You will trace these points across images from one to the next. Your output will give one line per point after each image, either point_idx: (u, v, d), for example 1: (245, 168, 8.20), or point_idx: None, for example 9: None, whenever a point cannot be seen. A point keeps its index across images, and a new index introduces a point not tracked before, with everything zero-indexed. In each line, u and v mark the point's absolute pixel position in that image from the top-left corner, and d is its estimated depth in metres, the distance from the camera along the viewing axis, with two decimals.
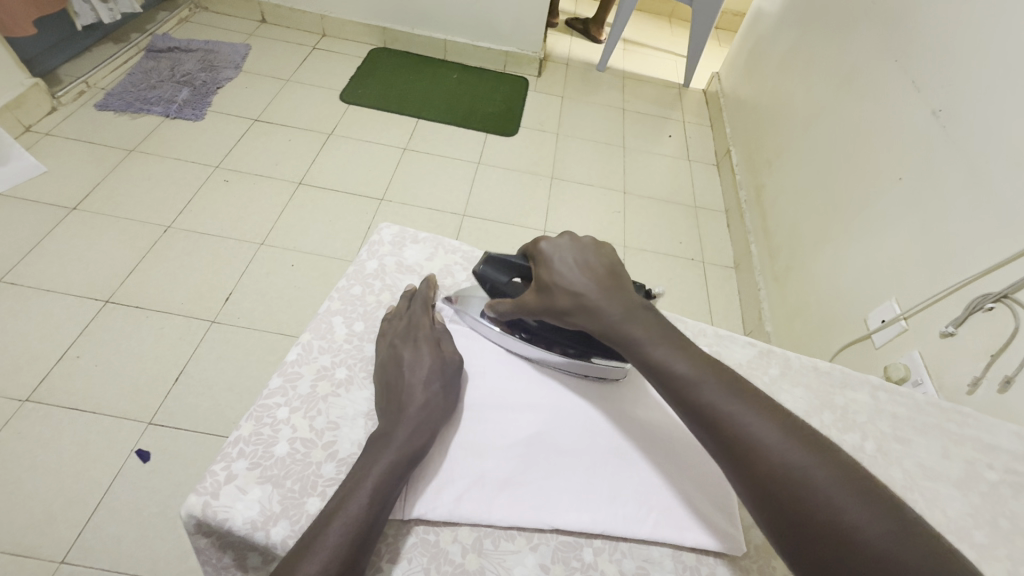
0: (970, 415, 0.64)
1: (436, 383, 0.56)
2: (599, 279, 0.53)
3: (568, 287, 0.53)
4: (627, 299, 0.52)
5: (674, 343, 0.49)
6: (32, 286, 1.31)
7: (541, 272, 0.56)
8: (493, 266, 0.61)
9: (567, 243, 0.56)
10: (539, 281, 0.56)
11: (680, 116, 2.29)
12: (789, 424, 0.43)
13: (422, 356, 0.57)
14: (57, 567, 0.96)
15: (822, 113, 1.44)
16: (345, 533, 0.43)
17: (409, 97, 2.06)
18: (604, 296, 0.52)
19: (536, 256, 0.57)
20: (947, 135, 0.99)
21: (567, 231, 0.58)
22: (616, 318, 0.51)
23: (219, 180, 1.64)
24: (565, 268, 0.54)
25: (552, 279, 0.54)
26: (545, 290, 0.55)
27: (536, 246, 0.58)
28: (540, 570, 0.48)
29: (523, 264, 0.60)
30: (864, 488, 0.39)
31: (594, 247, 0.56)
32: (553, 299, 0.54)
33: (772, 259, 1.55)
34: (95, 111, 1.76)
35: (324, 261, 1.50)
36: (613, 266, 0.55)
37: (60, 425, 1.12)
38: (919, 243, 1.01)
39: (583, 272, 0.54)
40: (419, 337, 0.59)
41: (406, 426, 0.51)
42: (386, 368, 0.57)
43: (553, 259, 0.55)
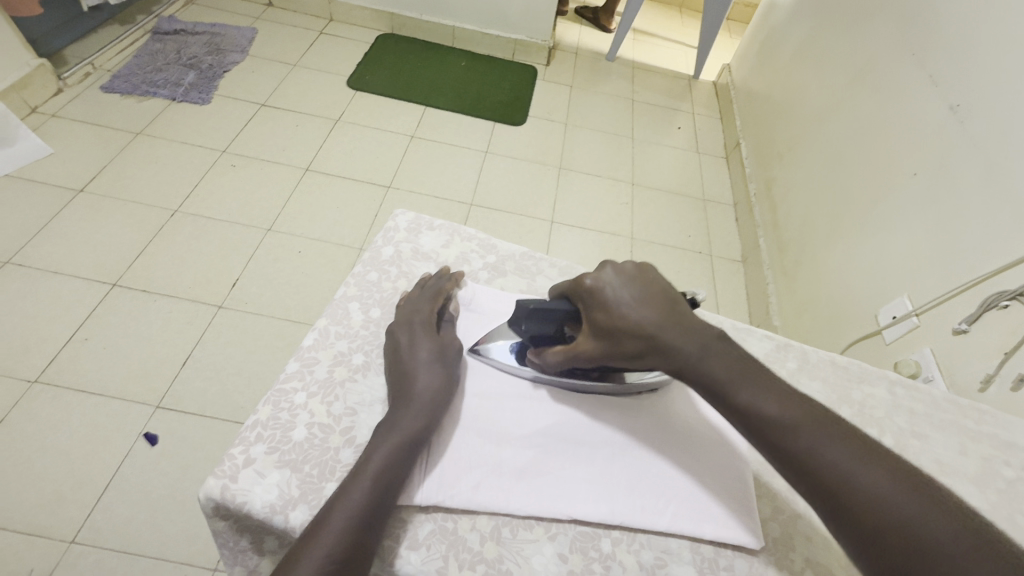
0: (987, 412, 0.64)
1: (435, 365, 0.55)
2: (659, 311, 0.49)
3: (635, 329, 0.48)
4: (690, 329, 0.48)
5: (712, 346, 0.47)
6: (40, 269, 1.31)
7: (597, 313, 0.50)
8: (535, 321, 0.56)
9: (614, 277, 0.52)
10: (597, 325, 0.50)
11: (689, 107, 2.27)
12: (893, 467, 0.40)
13: (421, 341, 0.56)
14: (67, 547, 0.97)
15: (836, 106, 1.42)
16: (348, 519, 0.43)
17: (417, 84, 2.04)
18: (666, 328, 0.48)
19: (583, 295, 0.53)
20: (964, 131, 0.97)
21: (607, 262, 0.54)
22: (694, 353, 0.46)
23: (226, 165, 1.63)
24: (624, 306, 0.49)
25: (616, 321, 0.49)
26: (610, 335, 0.49)
27: (579, 285, 0.53)
28: (558, 560, 0.48)
29: (567, 307, 0.55)
30: (908, 476, 0.39)
31: (643, 276, 0.52)
32: (620, 343, 0.49)
33: (782, 254, 1.54)
34: (101, 92, 1.74)
35: (332, 247, 1.50)
36: (668, 292, 0.51)
37: (68, 407, 1.12)
38: (934, 238, 1.00)
39: (642, 308, 0.49)
40: (419, 322, 0.58)
41: (414, 411, 0.51)
42: (388, 355, 0.57)
43: (608, 299, 0.50)
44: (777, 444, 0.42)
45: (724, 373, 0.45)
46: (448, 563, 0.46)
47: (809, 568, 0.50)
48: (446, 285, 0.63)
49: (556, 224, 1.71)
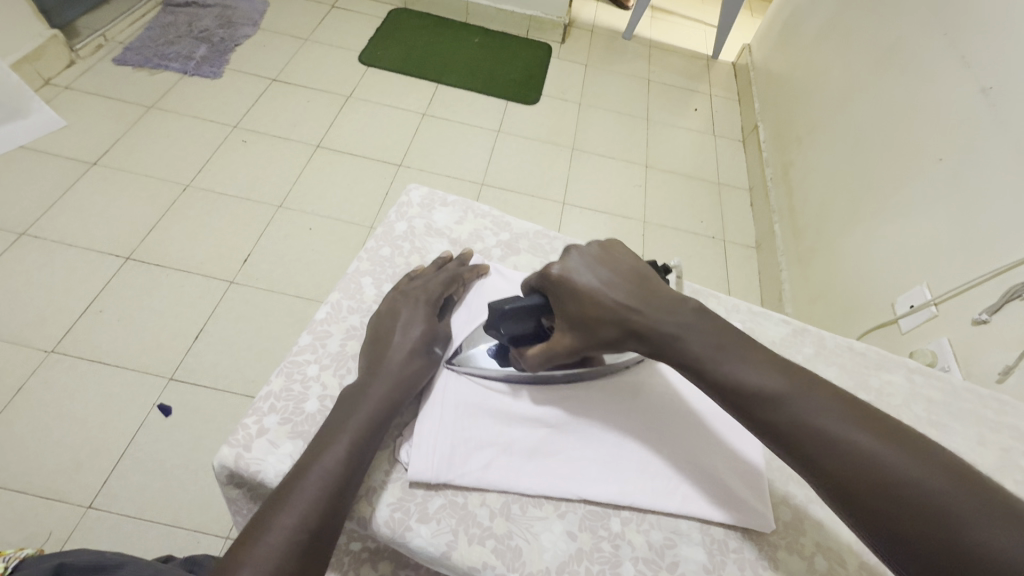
0: (1007, 403, 0.62)
1: (421, 351, 0.54)
2: (630, 291, 0.49)
3: (609, 314, 0.48)
4: (665, 303, 0.48)
5: (689, 321, 0.46)
6: (55, 241, 1.32)
7: (570, 306, 0.50)
8: (512, 321, 0.51)
9: (579, 265, 0.51)
10: (571, 319, 0.50)
11: (706, 89, 2.21)
12: (884, 429, 0.38)
13: (418, 318, 0.56)
14: (85, 512, 1.00)
15: (860, 87, 1.38)
16: (321, 486, 0.43)
17: (429, 60, 2.00)
18: (640, 307, 0.48)
19: (554, 289, 0.51)
20: (996, 114, 0.93)
21: (569, 249, 0.53)
22: (667, 331, 0.46)
23: (237, 140, 1.62)
24: (598, 294, 0.49)
25: (590, 312, 0.49)
26: (587, 325, 0.49)
27: (545, 277, 0.51)
28: (568, 538, 0.48)
29: (541, 304, 0.52)
30: (901, 436, 0.38)
31: (610, 260, 0.52)
32: (596, 332, 0.49)
33: (797, 240, 1.51)
34: (113, 65, 1.73)
35: (342, 225, 1.49)
36: (636, 270, 0.51)
37: (84, 377, 1.14)
38: (956, 225, 0.98)
39: (614, 290, 0.49)
40: (421, 299, 0.58)
41: (383, 382, 0.50)
42: (381, 320, 0.56)
43: (577, 289, 0.49)
44: (763, 416, 0.41)
45: (698, 343, 0.45)
46: (457, 538, 0.47)
47: (820, 553, 0.50)
48: (464, 274, 0.62)
49: (568, 206, 1.69)
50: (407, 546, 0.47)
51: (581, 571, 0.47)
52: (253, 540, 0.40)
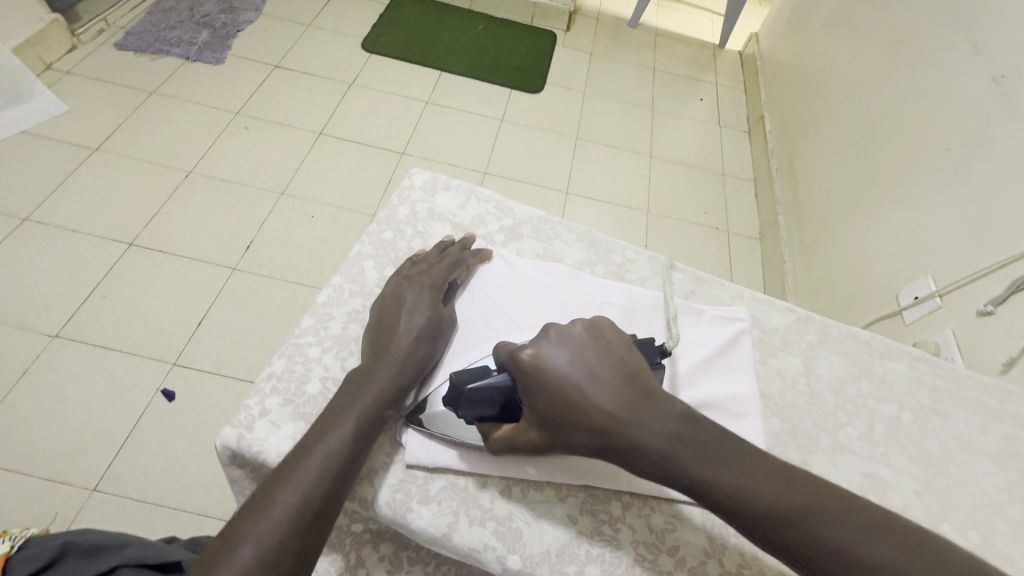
0: (1012, 392, 0.62)
1: (426, 337, 0.53)
2: (616, 394, 0.44)
3: (586, 422, 0.43)
4: (653, 413, 0.43)
5: (676, 429, 0.43)
6: (57, 226, 1.32)
7: (540, 401, 0.45)
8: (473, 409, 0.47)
9: (557, 351, 0.46)
10: (540, 416, 0.45)
11: (712, 78, 2.19)
12: (894, 534, 0.38)
13: (421, 303, 0.56)
14: (89, 494, 1.01)
15: (868, 78, 1.36)
16: (324, 465, 0.43)
17: (433, 47, 1.98)
18: (621, 417, 0.43)
19: (523, 376, 0.46)
20: (1007, 104, 0.92)
21: (547, 328, 0.48)
22: (655, 445, 0.42)
23: (240, 127, 1.62)
24: (573, 392, 0.44)
25: (564, 411, 0.44)
26: (558, 428, 0.44)
27: (515, 357, 0.46)
28: (568, 521, 0.49)
29: (505, 384, 0.47)
30: (887, 523, 0.39)
31: (592, 344, 0.47)
32: (568, 436, 0.44)
33: (801, 232, 1.50)
34: (114, 50, 1.72)
35: (344, 214, 1.49)
36: (625, 365, 0.46)
37: (87, 362, 1.15)
38: (961, 218, 0.97)
39: (595, 391, 0.44)
40: (426, 286, 0.58)
41: (387, 366, 0.50)
42: (385, 305, 0.56)
43: (551, 381, 0.44)
44: (777, 536, 0.39)
45: (685, 452, 0.42)
46: (459, 519, 0.47)
47: None
48: (468, 259, 0.62)
49: (571, 195, 1.68)
50: (409, 527, 0.47)
51: (581, 553, 0.47)
52: (257, 514, 0.40)
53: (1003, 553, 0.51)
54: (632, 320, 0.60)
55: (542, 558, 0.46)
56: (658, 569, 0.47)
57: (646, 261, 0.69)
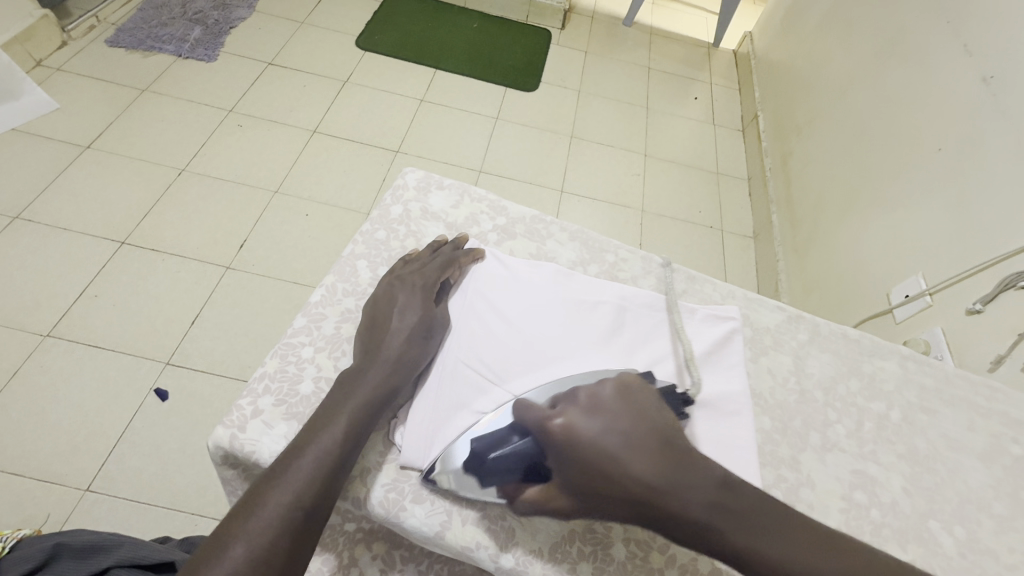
0: (999, 390, 0.63)
1: (418, 337, 0.54)
2: (654, 463, 0.41)
3: (625, 493, 0.40)
4: (691, 480, 0.41)
5: (717, 497, 0.40)
6: (48, 225, 1.31)
7: (572, 471, 0.42)
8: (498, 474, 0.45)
9: (588, 417, 0.43)
10: (572, 485, 0.42)
11: (707, 77, 2.19)
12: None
13: (414, 304, 0.56)
14: (82, 495, 1.00)
15: (861, 78, 1.36)
16: (316, 465, 0.43)
17: (428, 45, 1.98)
18: (662, 488, 0.40)
19: (553, 445, 0.43)
20: (997, 105, 0.93)
21: (575, 395, 0.45)
22: (701, 515, 0.39)
23: (233, 125, 1.61)
24: (610, 463, 0.41)
25: (599, 481, 0.41)
26: (592, 498, 0.41)
27: (542, 426, 0.43)
28: (560, 519, 0.49)
29: (529, 449, 0.44)
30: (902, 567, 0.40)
31: (624, 410, 0.44)
32: (603, 505, 0.41)
33: (793, 231, 1.51)
34: (105, 47, 1.70)
35: (339, 212, 1.48)
36: (661, 432, 0.43)
37: (79, 361, 1.14)
38: (951, 217, 0.98)
39: (633, 461, 0.41)
40: (417, 286, 0.58)
41: (380, 366, 0.50)
42: (377, 305, 0.56)
43: (585, 450, 0.41)
44: None
45: (724, 520, 0.39)
46: (451, 518, 0.47)
47: None
48: (460, 258, 0.62)
49: (566, 194, 1.68)
50: (402, 526, 0.47)
51: (573, 551, 0.48)
52: (249, 513, 0.40)
53: (988, 548, 0.52)
54: (624, 320, 0.60)
55: (534, 557, 0.47)
56: (649, 567, 0.48)
57: (639, 260, 0.69)
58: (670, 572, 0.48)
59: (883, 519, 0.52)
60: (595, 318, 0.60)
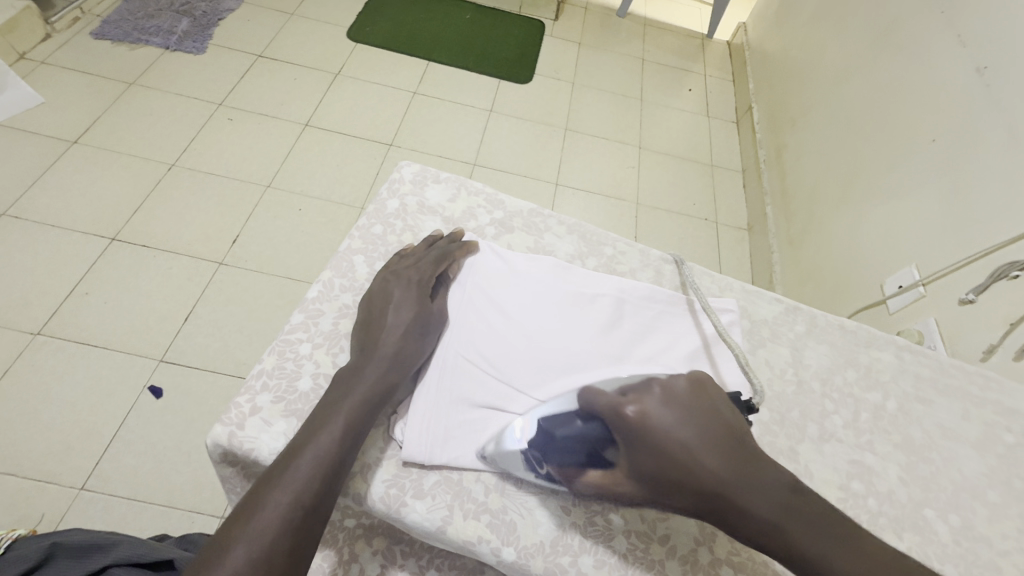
0: (993, 379, 0.63)
1: (415, 333, 0.53)
2: (725, 459, 0.42)
3: (694, 482, 0.41)
4: (761, 480, 0.41)
5: (784, 499, 0.41)
6: (36, 221, 1.29)
7: (645, 459, 0.42)
8: (564, 452, 0.45)
9: (663, 408, 0.43)
10: (643, 471, 0.42)
11: (701, 68, 2.18)
12: None
13: (410, 300, 0.55)
14: (77, 494, 1.00)
15: (855, 69, 1.37)
16: (315, 465, 0.43)
17: (420, 37, 1.95)
18: (733, 483, 0.41)
19: (629, 431, 0.42)
20: (989, 95, 0.93)
21: (652, 382, 0.44)
22: (768, 515, 0.40)
23: (223, 118, 1.58)
24: (685, 454, 0.41)
25: (670, 472, 0.41)
26: (664, 485, 0.42)
27: (618, 414, 0.43)
28: (561, 512, 0.49)
29: (595, 434, 0.44)
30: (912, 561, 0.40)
31: (697, 404, 0.43)
32: (670, 495, 0.42)
33: (788, 222, 1.52)
34: (90, 39, 1.67)
35: (333, 207, 1.47)
36: (733, 427, 0.43)
37: (71, 359, 1.13)
38: (945, 208, 0.99)
39: (706, 454, 0.41)
40: (413, 281, 0.57)
41: (377, 364, 0.50)
42: (373, 302, 0.55)
43: (659, 441, 0.42)
44: None
45: (792, 521, 0.40)
46: (453, 513, 0.47)
47: None
48: (455, 251, 0.61)
49: (561, 187, 1.68)
50: (403, 521, 0.47)
51: (575, 544, 0.48)
52: (249, 515, 0.40)
53: (983, 535, 0.52)
54: (623, 312, 0.61)
55: (536, 550, 0.47)
56: (650, 558, 0.48)
57: (638, 253, 0.69)
58: (672, 563, 0.48)
59: (880, 508, 0.53)
60: (593, 311, 0.60)
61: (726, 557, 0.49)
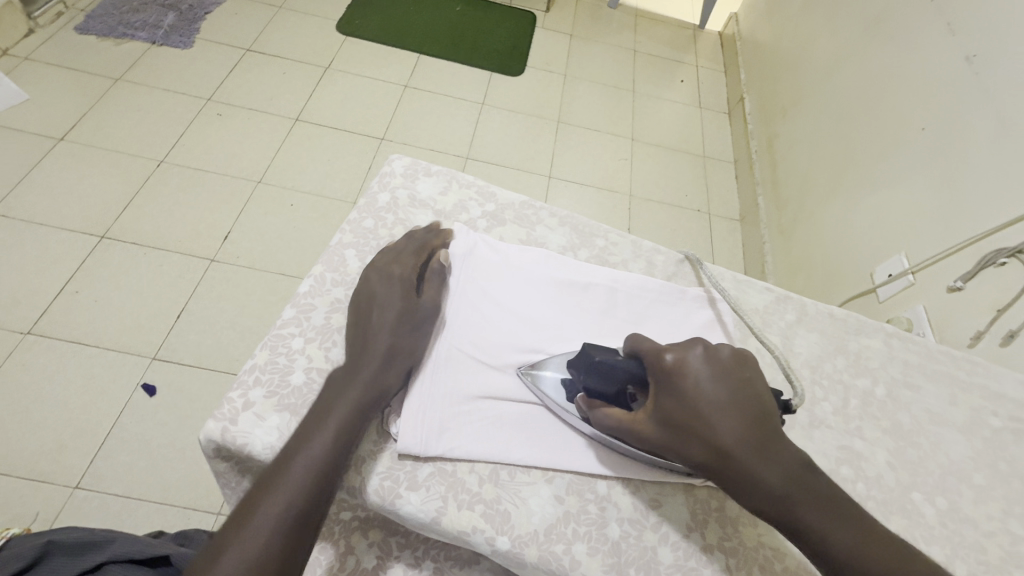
0: (980, 364, 0.64)
1: (405, 332, 0.52)
2: (749, 426, 0.42)
3: (712, 440, 0.42)
4: (779, 453, 0.42)
5: (796, 473, 0.41)
6: (24, 220, 1.27)
7: (668, 401, 0.44)
8: (599, 381, 0.48)
9: (703, 363, 0.44)
10: (665, 414, 0.44)
11: (693, 60, 2.18)
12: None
13: (395, 298, 0.53)
14: (72, 492, 0.99)
15: (846, 58, 1.37)
16: (308, 470, 0.43)
17: (410, 29, 1.94)
18: (750, 450, 0.41)
19: (662, 374, 0.45)
20: (978, 83, 0.94)
21: (700, 338, 0.46)
22: (777, 485, 0.41)
23: (212, 114, 1.57)
24: (709, 410, 0.42)
25: (689, 420, 0.43)
26: (682, 434, 0.43)
27: (658, 357, 0.46)
28: (555, 501, 0.50)
29: (636, 370, 0.48)
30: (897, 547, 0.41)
31: (735, 370, 0.44)
32: (687, 444, 0.43)
33: (779, 212, 1.53)
34: (75, 34, 1.64)
35: (325, 202, 1.46)
36: (764, 399, 0.44)
37: (63, 359, 1.12)
38: (936, 196, 0.99)
39: (731, 416, 0.42)
40: (397, 277, 0.55)
41: (369, 365, 0.49)
42: (359, 301, 0.54)
43: (688, 391, 0.43)
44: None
45: (797, 495, 0.41)
46: (447, 504, 0.48)
47: None
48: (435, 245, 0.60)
49: (554, 180, 1.67)
50: (398, 513, 0.47)
51: (569, 532, 0.48)
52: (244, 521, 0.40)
53: (969, 517, 0.53)
54: (616, 301, 0.61)
55: (530, 539, 0.47)
56: (643, 545, 0.49)
57: (630, 244, 0.70)
58: (664, 549, 0.49)
59: (869, 492, 0.54)
60: (587, 300, 0.61)
61: (718, 543, 0.50)
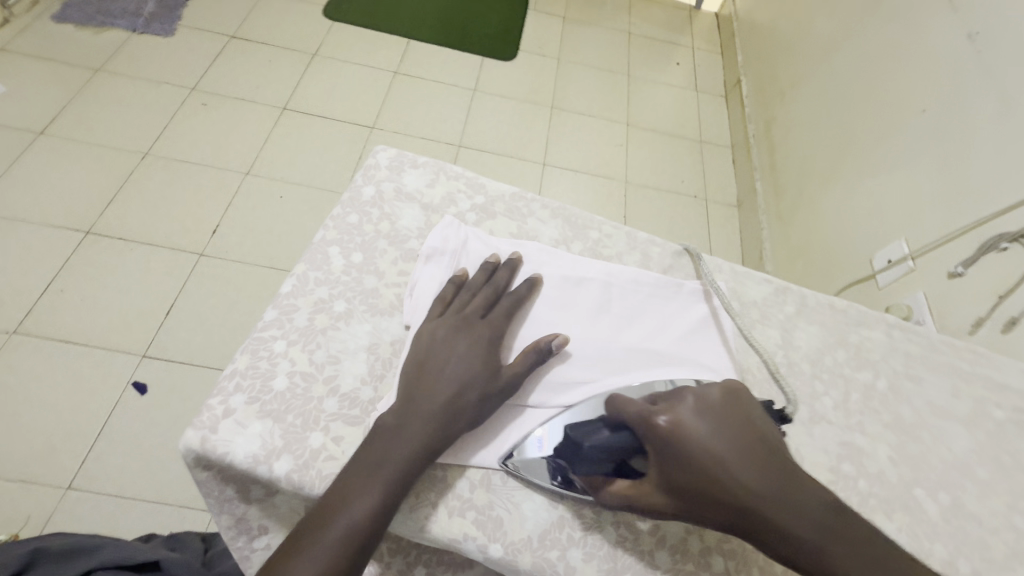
0: (982, 354, 0.63)
1: (475, 396, 0.48)
2: (762, 474, 0.41)
3: (729, 499, 0.40)
4: (798, 497, 0.40)
5: (821, 517, 0.40)
6: (5, 218, 1.24)
7: (674, 470, 0.41)
8: (594, 462, 0.44)
9: (698, 418, 0.42)
10: (673, 482, 0.41)
11: (689, 42, 2.13)
12: None
13: (474, 358, 0.49)
14: (64, 494, 0.98)
15: (845, 38, 1.33)
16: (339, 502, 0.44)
17: (399, 14, 1.89)
18: (768, 501, 0.40)
19: (658, 442, 0.42)
20: (981, 63, 0.91)
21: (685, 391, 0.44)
22: (808, 535, 0.39)
23: (196, 104, 1.52)
24: (720, 469, 0.40)
25: (704, 486, 0.41)
26: (697, 499, 0.41)
27: (649, 423, 0.42)
28: (549, 506, 0.48)
29: (627, 444, 0.43)
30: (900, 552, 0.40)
31: (731, 416, 0.43)
32: (705, 509, 0.41)
33: (777, 197, 1.51)
34: (52, 23, 1.59)
35: (315, 193, 1.43)
36: (766, 439, 0.42)
37: (50, 359, 1.10)
38: (937, 180, 0.97)
39: (741, 469, 0.40)
40: (485, 338, 0.51)
41: (419, 419, 0.46)
42: (426, 351, 0.49)
43: (694, 451, 0.41)
44: None
45: (829, 541, 0.39)
46: (438, 511, 0.46)
47: None
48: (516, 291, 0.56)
49: (548, 168, 1.64)
50: None
51: (564, 537, 0.47)
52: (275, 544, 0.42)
53: (972, 513, 0.52)
54: (612, 296, 0.59)
55: (523, 545, 0.46)
56: (639, 549, 0.48)
57: (624, 235, 0.68)
58: (661, 553, 0.48)
59: (870, 490, 0.52)
60: (581, 296, 0.58)
61: (717, 545, 0.49)
